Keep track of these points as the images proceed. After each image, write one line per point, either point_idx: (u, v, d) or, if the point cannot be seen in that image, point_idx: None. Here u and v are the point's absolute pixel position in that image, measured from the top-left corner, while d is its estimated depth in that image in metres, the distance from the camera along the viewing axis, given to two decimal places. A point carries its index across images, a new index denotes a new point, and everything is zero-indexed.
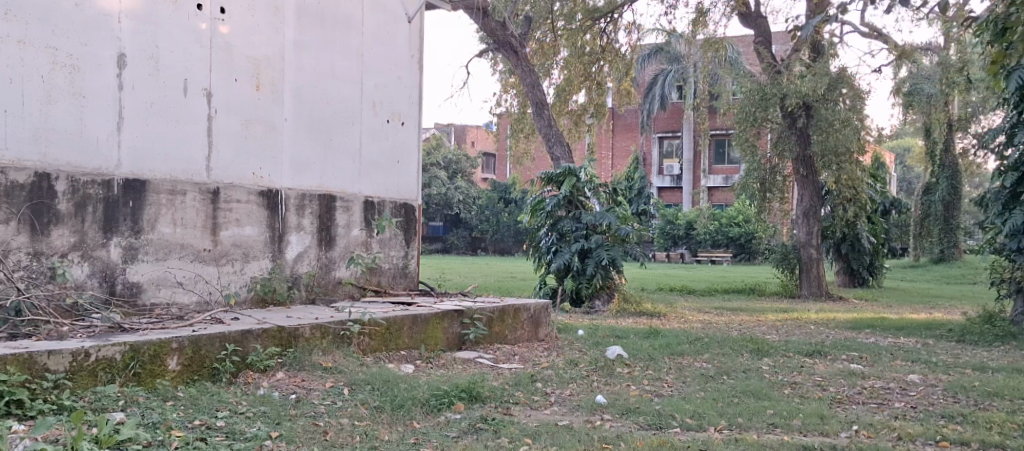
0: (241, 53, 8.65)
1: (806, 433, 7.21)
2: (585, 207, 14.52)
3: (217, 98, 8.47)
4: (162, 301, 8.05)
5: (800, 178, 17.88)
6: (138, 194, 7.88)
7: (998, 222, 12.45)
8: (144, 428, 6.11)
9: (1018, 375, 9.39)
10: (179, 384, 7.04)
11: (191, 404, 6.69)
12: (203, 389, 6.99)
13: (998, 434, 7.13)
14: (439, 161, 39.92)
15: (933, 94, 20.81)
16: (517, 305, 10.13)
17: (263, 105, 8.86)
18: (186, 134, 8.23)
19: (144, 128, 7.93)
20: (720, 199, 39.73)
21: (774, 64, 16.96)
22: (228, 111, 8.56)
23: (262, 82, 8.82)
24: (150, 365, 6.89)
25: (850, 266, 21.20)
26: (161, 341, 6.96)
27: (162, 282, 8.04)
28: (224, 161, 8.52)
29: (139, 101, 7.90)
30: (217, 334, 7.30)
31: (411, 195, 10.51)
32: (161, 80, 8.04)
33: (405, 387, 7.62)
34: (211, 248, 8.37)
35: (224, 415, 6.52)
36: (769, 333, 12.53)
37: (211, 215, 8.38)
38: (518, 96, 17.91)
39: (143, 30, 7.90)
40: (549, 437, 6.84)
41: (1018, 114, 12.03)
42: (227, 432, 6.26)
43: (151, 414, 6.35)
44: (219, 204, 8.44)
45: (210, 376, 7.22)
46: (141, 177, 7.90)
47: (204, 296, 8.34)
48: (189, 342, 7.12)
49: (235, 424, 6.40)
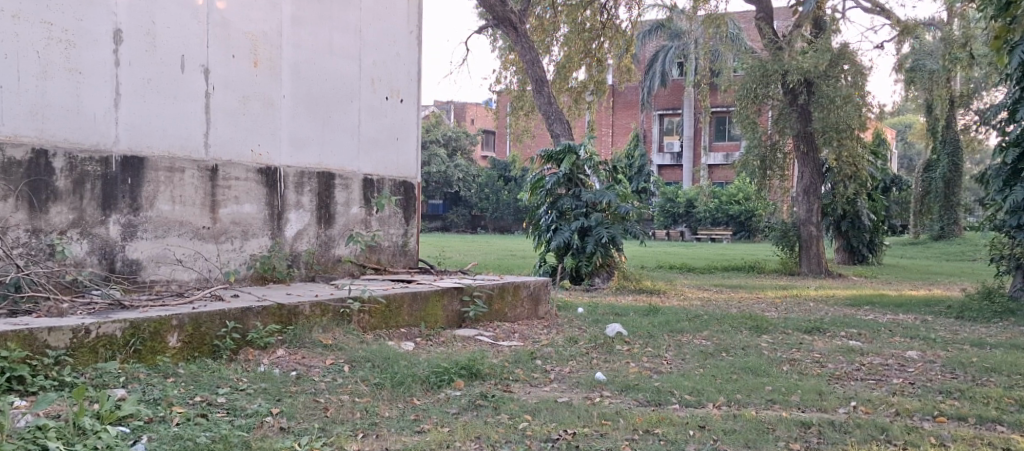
0: (239, 28, 8.60)
1: (804, 409, 7.24)
2: (585, 185, 14.47)
3: (214, 74, 8.43)
4: (162, 278, 8.06)
5: (801, 155, 17.81)
6: (137, 170, 7.86)
7: (998, 199, 12.45)
8: (145, 404, 6.13)
9: (1017, 351, 9.39)
10: (180, 360, 7.05)
11: (192, 380, 6.70)
12: (204, 366, 7.00)
13: (995, 409, 7.15)
14: (439, 138, 39.90)
15: (935, 71, 20.71)
16: (517, 282, 10.13)
17: (260, 82, 8.82)
18: (184, 110, 8.21)
19: (142, 105, 7.92)
20: (720, 177, 39.65)
21: (775, 40, 16.90)
22: (226, 87, 8.53)
23: (260, 58, 8.79)
24: (151, 342, 6.90)
25: (850, 244, 21.19)
26: (161, 318, 6.97)
27: (162, 259, 8.04)
28: (222, 138, 8.50)
29: (136, 77, 7.86)
30: (217, 311, 7.30)
31: (410, 172, 10.48)
32: (159, 56, 8.01)
33: (405, 364, 7.64)
34: (210, 226, 8.36)
35: (225, 392, 6.53)
36: (768, 310, 12.56)
37: (210, 192, 8.37)
38: (518, 73, 17.82)
39: (138, 5, 7.86)
40: (549, 413, 6.88)
41: (1020, 90, 11.99)
42: (228, 408, 6.28)
43: (152, 390, 6.37)
44: (218, 181, 8.42)
45: (210, 353, 7.23)
46: (139, 154, 7.88)
47: (203, 273, 8.34)
48: (190, 319, 7.13)
49: (237, 400, 6.41)
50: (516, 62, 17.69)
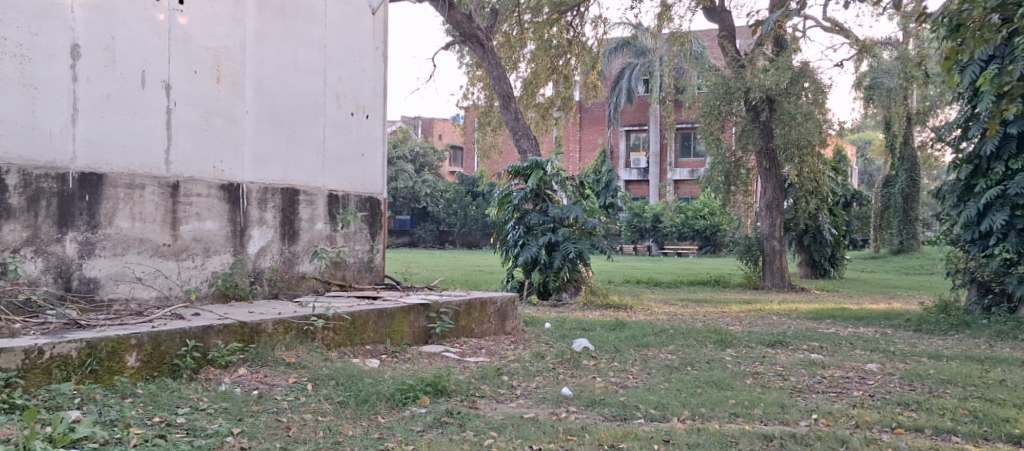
0: (201, 44, 8.58)
1: (767, 422, 7.32)
2: (552, 201, 14.56)
3: (176, 90, 8.40)
4: (121, 297, 7.99)
5: (763, 171, 18.02)
6: (94, 187, 7.81)
7: (953, 214, 12.81)
8: (101, 425, 6.08)
9: (973, 363, 9.54)
10: (139, 380, 7.00)
11: (150, 401, 6.65)
12: (163, 386, 6.95)
13: (950, 420, 7.27)
14: (406, 154, 39.92)
15: (893, 88, 21.09)
16: (483, 298, 10.15)
17: (223, 98, 8.80)
18: (145, 126, 8.17)
19: (100, 121, 7.87)
20: (685, 193, 40.24)
21: (738, 58, 17.14)
22: (188, 102, 8.50)
23: (222, 74, 8.77)
24: (108, 362, 6.84)
25: (812, 258, 21.42)
26: (119, 337, 6.91)
27: (120, 278, 7.98)
28: (184, 154, 8.46)
29: (94, 93, 7.82)
30: (177, 330, 7.26)
31: (376, 188, 10.48)
32: (117, 72, 7.97)
33: (370, 382, 7.63)
34: (170, 243, 8.31)
35: (184, 412, 6.50)
36: (732, 324, 12.67)
37: (171, 209, 8.33)
38: (485, 89, 17.89)
39: (97, 20, 7.82)
40: (515, 430, 6.91)
41: (972, 108, 12.30)
42: (188, 429, 6.24)
43: (108, 411, 6.31)
44: (179, 198, 8.39)
45: (170, 372, 7.18)
46: (97, 171, 7.83)
47: (164, 292, 8.29)
48: (149, 338, 7.08)
49: (196, 421, 6.38)
50: (483, 78, 17.76)
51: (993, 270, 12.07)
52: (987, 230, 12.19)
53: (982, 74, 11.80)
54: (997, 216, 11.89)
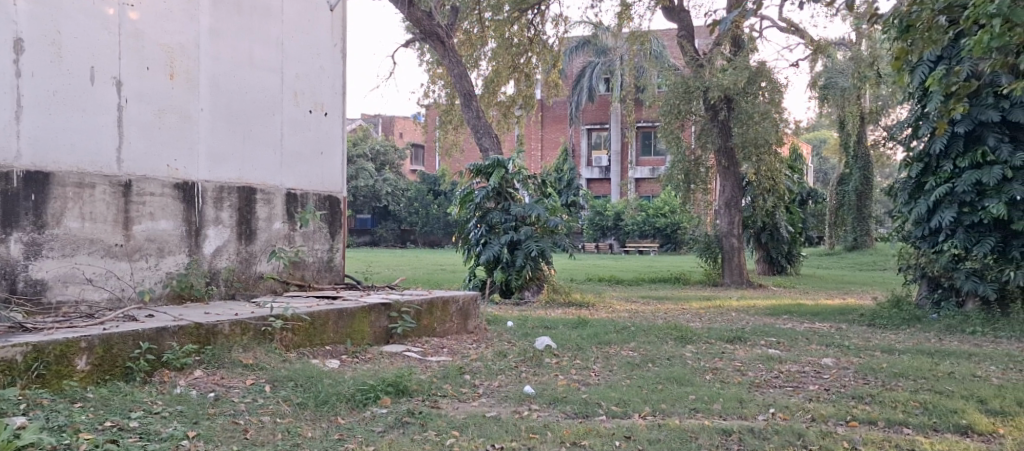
0: (152, 40, 8.52)
1: (726, 417, 7.43)
2: (515, 199, 14.58)
3: (126, 87, 8.34)
4: (70, 299, 7.92)
5: (722, 170, 18.22)
6: (41, 186, 7.73)
7: (904, 211, 13.04)
8: (49, 431, 6.03)
9: (924, 356, 9.75)
10: (89, 384, 6.95)
11: (102, 405, 6.61)
12: (115, 389, 6.91)
13: (902, 412, 7.42)
14: (366, 152, 39.73)
15: (847, 88, 21.43)
16: (445, 297, 10.17)
17: (176, 95, 8.74)
18: (94, 123, 8.10)
19: (48, 118, 7.80)
20: (646, 191, 40.55)
21: (697, 57, 17.31)
22: (140, 99, 8.44)
23: (175, 70, 8.72)
24: (56, 366, 6.78)
25: (769, 255, 21.66)
26: (67, 340, 6.85)
27: (69, 279, 7.91)
28: (136, 152, 8.39)
29: (40, 89, 7.74)
30: (130, 332, 7.22)
31: (335, 187, 10.45)
32: (65, 68, 7.90)
33: (330, 382, 7.63)
34: (122, 243, 8.26)
35: (138, 416, 6.47)
36: (692, 321, 12.81)
37: (123, 209, 8.28)
38: (446, 87, 17.87)
39: (42, 15, 7.74)
40: (476, 429, 6.96)
41: (921, 107, 12.50)
42: (141, 433, 6.22)
43: (56, 417, 6.26)
44: (131, 198, 8.33)
45: (122, 375, 7.13)
46: (43, 169, 7.74)
47: (115, 293, 8.23)
48: (100, 341, 7.03)
49: (150, 424, 6.36)
50: (444, 76, 17.75)
51: (942, 265, 12.39)
52: (936, 227, 12.45)
53: (930, 75, 12.06)
54: (945, 213, 12.18)
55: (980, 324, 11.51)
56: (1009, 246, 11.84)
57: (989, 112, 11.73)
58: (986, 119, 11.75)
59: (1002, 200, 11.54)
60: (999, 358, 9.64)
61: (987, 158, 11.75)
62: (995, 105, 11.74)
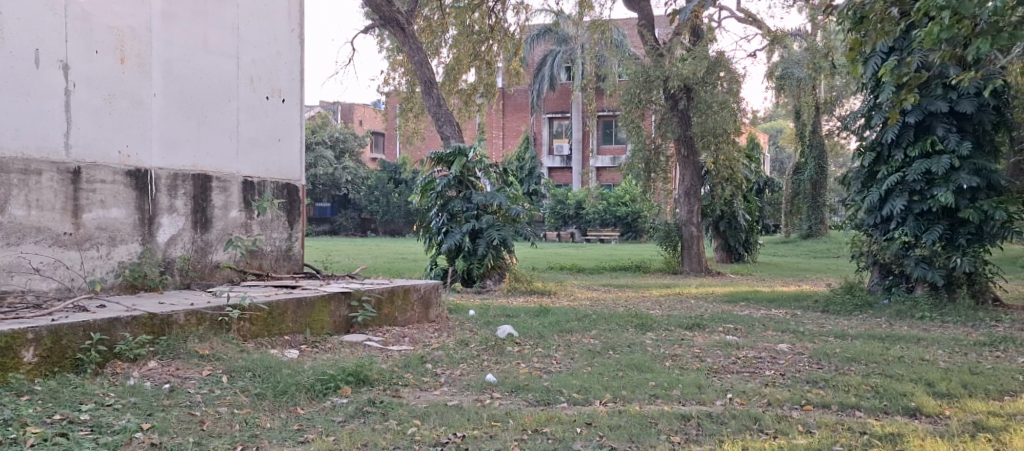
0: (101, 22, 8.43)
1: (684, 403, 7.55)
2: (476, 187, 14.58)
3: (74, 70, 8.25)
4: (17, 288, 7.84)
5: (682, 159, 18.35)
6: None
7: (857, 200, 13.26)
8: None
9: (875, 341, 9.96)
10: (37, 376, 6.91)
11: (51, 398, 6.59)
12: (65, 381, 6.88)
13: (854, 396, 7.59)
14: (325, 139, 39.44)
15: (803, 78, 21.71)
16: (406, 286, 10.19)
17: (127, 79, 8.66)
18: (41, 108, 8.00)
19: None
20: (607, 179, 40.78)
21: (657, 46, 17.43)
22: (88, 84, 8.35)
23: (126, 54, 8.64)
24: (3, 358, 6.73)
25: (727, 243, 21.89)
26: (14, 332, 6.80)
27: (16, 268, 7.83)
28: (85, 138, 8.32)
29: None
30: (80, 323, 7.18)
31: (294, 175, 10.41)
32: (9, 51, 7.79)
33: (289, 372, 7.64)
34: (71, 232, 8.20)
35: (89, 408, 6.47)
36: (652, 308, 12.95)
37: (72, 197, 8.21)
38: (407, 74, 17.81)
39: None
40: (438, 417, 7.03)
41: (874, 97, 12.71)
42: (92, 426, 6.26)
43: (3, 410, 6.25)
44: (80, 185, 8.26)
45: (72, 367, 7.10)
46: None
47: (65, 283, 8.16)
48: (48, 332, 6.99)
49: (102, 417, 6.38)
50: (404, 63, 17.70)
51: (893, 252, 12.58)
52: (888, 215, 12.70)
53: (883, 66, 12.27)
54: (897, 201, 12.40)
55: (928, 309, 11.80)
56: (956, 233, 12.25)
57: (938, 103, 12.02)
58: (935, 109, 12.04)
59: (950, 189, 11.87)
60: (947, 342, 9.88)
61: (936, 147, 12.05)
62: (944, 95, 12.05)
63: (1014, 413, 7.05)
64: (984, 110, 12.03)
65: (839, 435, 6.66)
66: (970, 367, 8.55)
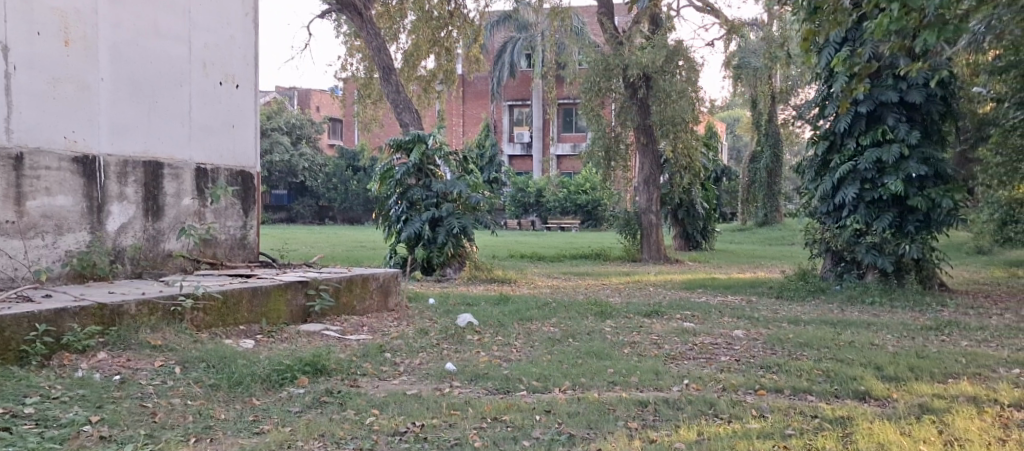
0: (44, 4, 8.23)
1: (642, 389, 7.59)
2: (436, 176, 14.51)
3: (16, 53, 8.05)
4: None
5: (641, 147, 18.41)
6: None
7: (811, 188, 13.41)
8: None
9: (827, 327, 10.08)
10: None
11: None
12: (8, 374, 6.76)
13: (806, 380, 7.68)
14: (282, 126, 38.98)
15: (759, 67, 21.93)
16: (365, 274, 10.13)
17: (72, 63, 8.48)
18: None
19: None
20: (567, 168, 40.91)
21: (616, 35, 17.50)
22: (31, 67, 8.16)
23: (71, 37, 8.46)
24: None
25: (685, 231, 22.04)
26: None
27: None
28: (28, 123, 8.13)
29: None
30: (24, 314, 7.06)
31: (248, 162, 10.30)
32: None
33: (244, 363, 7.56)
34: (14, 220, 8.04)
35: (34, 401, 6.39)
36: (612, 296, 13.01)
37: (15, 183, 8.05)
38: (364, 61, 17.67)
39: None
40: (397, 406, 7.01)
41: (827, 87, 12.84)
42: (38, 419, 6.20)
43: None
44: (23, 171, 8.10)
45: (17, 359, 6.99)
46: None
47: (8, 272, 8.00)
48: None
49: (48, 410, 6.32)
50: (362, 49, 17.55)
51: (845, 239, 12.69)
52: (840, 203, 12.84)
53: (836, 56, 12.42)
54: (848, 190, 12.57)
55: (879, 294, 12.02)
56: (905, 221, 12.49)
57: (889, 93, 12.21)
58: (885, 99, 12.22)
59: (899, 178, 12.10)
60: (896, 327, 10.03)
61: (886, 136, 12.25)
62: (894, 85, 12.24)
63: (958, 395, 7.19)
64: (932, 100, 12.26)
65: (792, 419, 6.74)
66: (918, 351, 8.69)
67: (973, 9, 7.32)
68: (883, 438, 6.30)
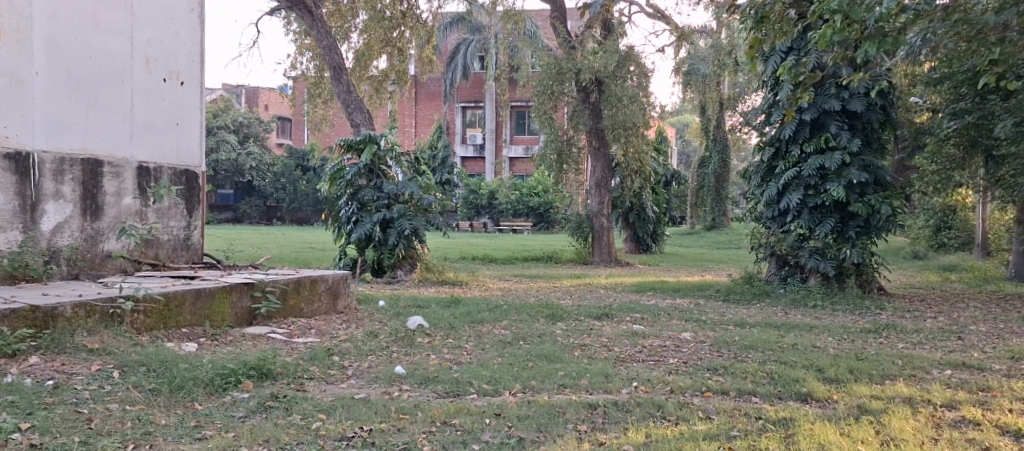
0: None
1: (592, 392, 7.53)
2: (387, 176, 14.38)
3: None
4: None
5: (593, 150, 18.42)
6: None
7: (757, 194, 13.50)
8: None
9: (771, 329, 10.15)
10: None
11: None
12: None
13: (751, 382, 7.70)
14: (227, 123, 38.38)
15: (708, 73, 22.10)
16: (313, 276, 9.94)
17: (6, 55, 8.21)
18: None
19: None
20: (520, 170, 40.92)
21: (569, 39, 17.55)
22: None
23: (4, 29, 8.18)
24: None
25: (636, 234, 22.08)
26: None
27: None
28: None
29: None
30: None
31: (193, 161, 10.08)
32: None
33: (186, 367, 7.37)
34: None
35: None
36: (563, 298, 12.97)
37: None
38: (314, 59, 17.43)
39: None
40: (345, 411, 6.87)
41: (773, 94, 12.95)
42: None
43: None
44: None
45: None
46: None
47: None
48: None
49: None
50: (312, 47, 17.32)
51: (788, 244, 12.91)
52: (784, 208, 12.94)
53: (782, 65, 12.52)
54: (793, 195, 12.67)
55: (820, 298, 12.15)
56: (846, 226, 12.64)
57: (832, 101, 12.34)
58: (829, 107, 12.35)
59: (841, 184, 12.23)
60: (837, 330, 10.12)
61: (829, 144, 12.38)
62: (837, 94, 12.36)
63: (894, 396, 7.25)
64: (872, 109, 12.43)
65: (736, 420, 6.73)
66: (857, 353, 8.76)
67: (911, 22, 7.43)
68: (824, 439, 6.31)
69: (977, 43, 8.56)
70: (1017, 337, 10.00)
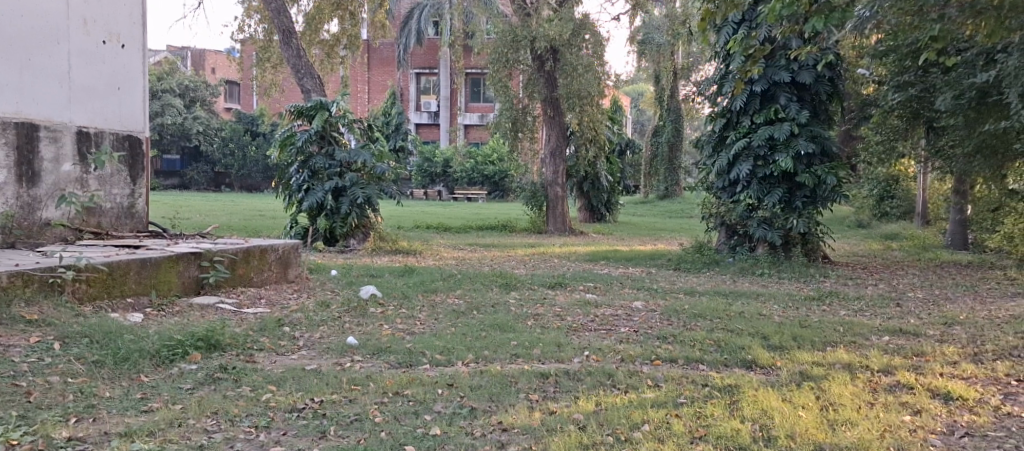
0: None
1: (544, 361, 7.51)
2: (339, 143, 14.19)
3: None
4: None
5: (547, 118, 18.36)
6: None
7: (708, 164, 13.53)
8: None
9: (720, 297, 10.24)
10: None
11: None
12: None
13: (698, 350, 7.74)
14: (173, 87, 37.61)
15: (663, 43, 22.16)
16: (263, 246, 9.78)
17: None
18: None
19: None
20: (475, 137, 40.76)
21: (523, 5, 17.36)
22: None
23: None
24: None
25: (591, 203, 22.10)
26: None
27: None
28: None
29: None
30: None
31: (135, 127, 9.88)
32: None
33: (131, 338, 7.21)
34: None
35: None
36: (517, 267, 12.93)
37: None
38: (263, 22, 17.03)
39: None
40: (294, 382, 6.78)
41: (725, 65, 12.98)
42: None
43: None
44: None
45: None
46: None
47: None
48: None
49: None
50: (261, 10, 16.93)
51: (738, 214, 12.98)
52: (734, 179, 13.00)
53: (734, 36, 12.52)
54: (743, 166, 12.74)
55: (768, 266, 12.24)
56: (794, 196, 12.75)
57: (782, 73, 12.39)
58: (779, 79, 12.39)
59: (790, 155, 12.32)
60: (782, 297, 10.23)
61: (779, 115, 12.45)
62: (786, 66, 12.42)
63: (835, 362, 7.33)
64: (821, 81, 12.51)
65: (684, 388, 6.76)
66: (802, 321, 8.85)
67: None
68: (766, 405, 6.35)
69: (919, 19, 8.65)
70: (952, 303, 10.20)
